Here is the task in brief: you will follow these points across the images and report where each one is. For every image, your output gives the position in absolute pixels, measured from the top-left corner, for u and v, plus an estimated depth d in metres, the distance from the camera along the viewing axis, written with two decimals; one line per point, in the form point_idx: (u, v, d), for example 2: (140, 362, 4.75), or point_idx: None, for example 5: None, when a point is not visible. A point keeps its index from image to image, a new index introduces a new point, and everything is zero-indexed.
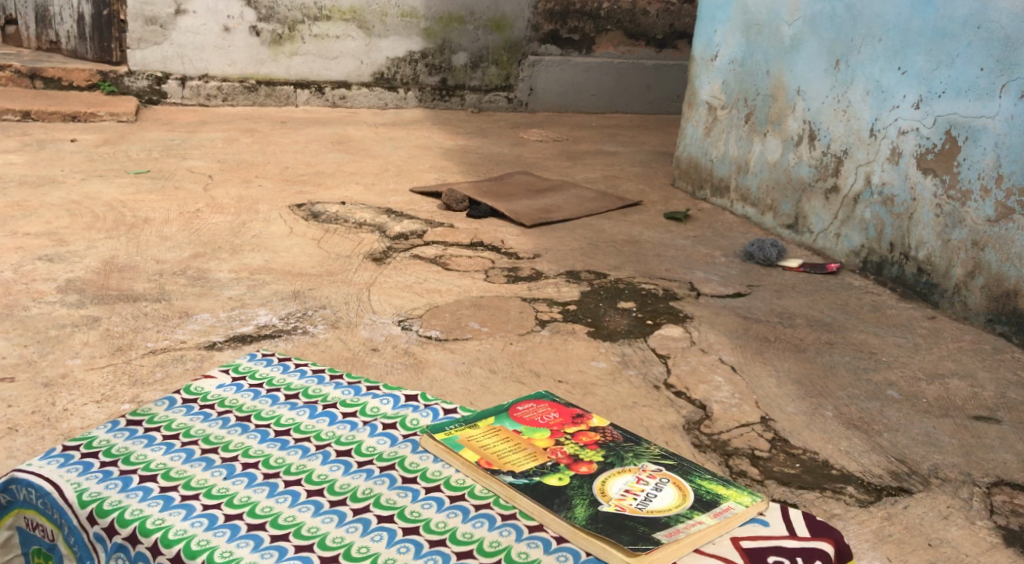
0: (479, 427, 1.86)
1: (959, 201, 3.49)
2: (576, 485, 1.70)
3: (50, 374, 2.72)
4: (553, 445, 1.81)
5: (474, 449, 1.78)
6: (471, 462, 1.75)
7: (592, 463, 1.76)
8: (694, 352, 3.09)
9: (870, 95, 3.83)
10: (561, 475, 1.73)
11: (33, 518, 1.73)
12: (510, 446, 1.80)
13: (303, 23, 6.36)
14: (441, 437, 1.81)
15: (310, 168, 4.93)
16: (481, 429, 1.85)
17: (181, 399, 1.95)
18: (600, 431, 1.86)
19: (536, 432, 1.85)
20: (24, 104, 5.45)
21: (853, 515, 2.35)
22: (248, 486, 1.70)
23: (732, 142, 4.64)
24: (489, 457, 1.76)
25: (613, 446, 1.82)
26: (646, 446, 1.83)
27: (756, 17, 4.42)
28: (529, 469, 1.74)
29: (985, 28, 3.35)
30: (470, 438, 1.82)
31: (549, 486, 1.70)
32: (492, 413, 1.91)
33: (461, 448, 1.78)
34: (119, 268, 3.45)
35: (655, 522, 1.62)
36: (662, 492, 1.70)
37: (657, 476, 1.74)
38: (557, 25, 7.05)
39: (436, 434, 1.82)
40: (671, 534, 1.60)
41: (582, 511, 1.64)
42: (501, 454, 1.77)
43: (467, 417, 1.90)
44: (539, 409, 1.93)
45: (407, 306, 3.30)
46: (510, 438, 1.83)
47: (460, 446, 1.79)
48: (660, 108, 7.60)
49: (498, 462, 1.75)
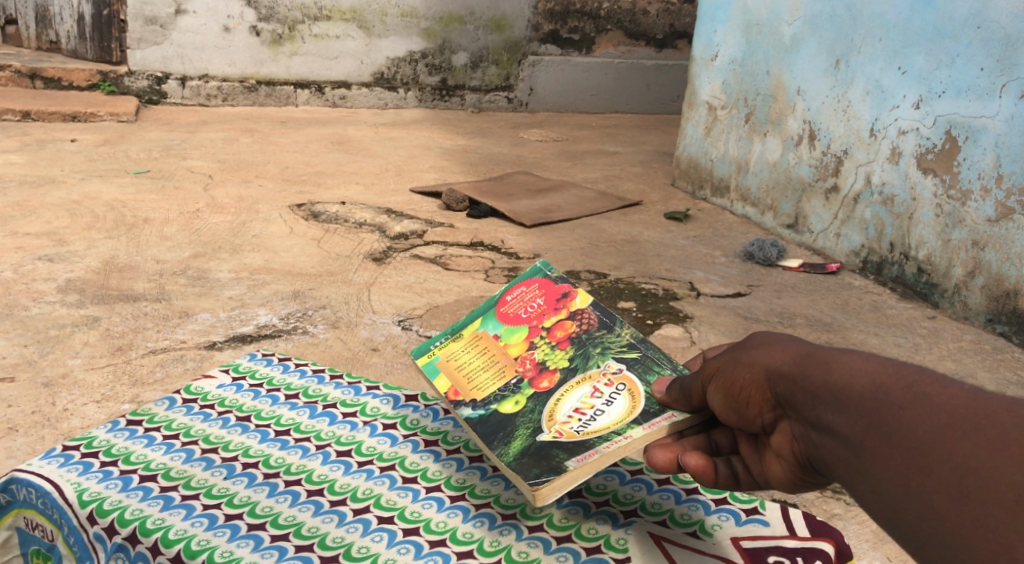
0: (462, 337, 1.74)
1: (960, 201, 3.49)
2: (529, 410, 1.60)
3: (50, 374, 2.72)
4: (525, 351, 1.70)
5: (447, 374, 1.68)
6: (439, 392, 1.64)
7: (554, 375, 1.65)
8: (694, 351, 3.09)
9: (870, 94, 3.82)
10: (517, 399, 1.62)
11: (33, 518, 1.72)
12: (483, 362, 1.69)
13: (303, 23, 6.36)
14: (422, 361, 1.71)
15: (310, 168, 4.93)
16: (462, 342, 1.73)
17: (181, 399, 1.95)
18: (580, 315, 1.74)
19: (513, 334, 1.73)
20: (23, 104, 5.43)
21: (854, 515, 2.35)
22: (248, 486, 1.69)
23: (732, 143, 4.65)
24: (458, 385, 1.66)
25: (586, 339, 1.70)
26: (618, 334, 1.71)
27: (756, 17, 4.41)
28: (493, 392, 1.64)
29: (985, 28, 3.34)
30: (446, 357, 1.71)
31: (502, 414, 1.60)
32: (477, 307, 1.78)
33: (433, 374, 1.68)
34: (119, 268, 3.45)
35: (580, 448, 1.51)
36: (612, 404, 1.59)
37: (614, 384, 1.62)
38: (557, 25, 7.05)
39: (418, 356, 1.72)
40: (582, 459, 1.47)
41: (518, 446, 1.53)
42: (469, 378, 1.67)
43: (451, 323, 1.78)
44: (526, 289, 1.78)
45: (407, 306, 3.30)
46: (486, 348, 1.71)
47: (433, 370, 1.69)
48: (660, 108, 7.62)
49: (464, 391, 1.65)
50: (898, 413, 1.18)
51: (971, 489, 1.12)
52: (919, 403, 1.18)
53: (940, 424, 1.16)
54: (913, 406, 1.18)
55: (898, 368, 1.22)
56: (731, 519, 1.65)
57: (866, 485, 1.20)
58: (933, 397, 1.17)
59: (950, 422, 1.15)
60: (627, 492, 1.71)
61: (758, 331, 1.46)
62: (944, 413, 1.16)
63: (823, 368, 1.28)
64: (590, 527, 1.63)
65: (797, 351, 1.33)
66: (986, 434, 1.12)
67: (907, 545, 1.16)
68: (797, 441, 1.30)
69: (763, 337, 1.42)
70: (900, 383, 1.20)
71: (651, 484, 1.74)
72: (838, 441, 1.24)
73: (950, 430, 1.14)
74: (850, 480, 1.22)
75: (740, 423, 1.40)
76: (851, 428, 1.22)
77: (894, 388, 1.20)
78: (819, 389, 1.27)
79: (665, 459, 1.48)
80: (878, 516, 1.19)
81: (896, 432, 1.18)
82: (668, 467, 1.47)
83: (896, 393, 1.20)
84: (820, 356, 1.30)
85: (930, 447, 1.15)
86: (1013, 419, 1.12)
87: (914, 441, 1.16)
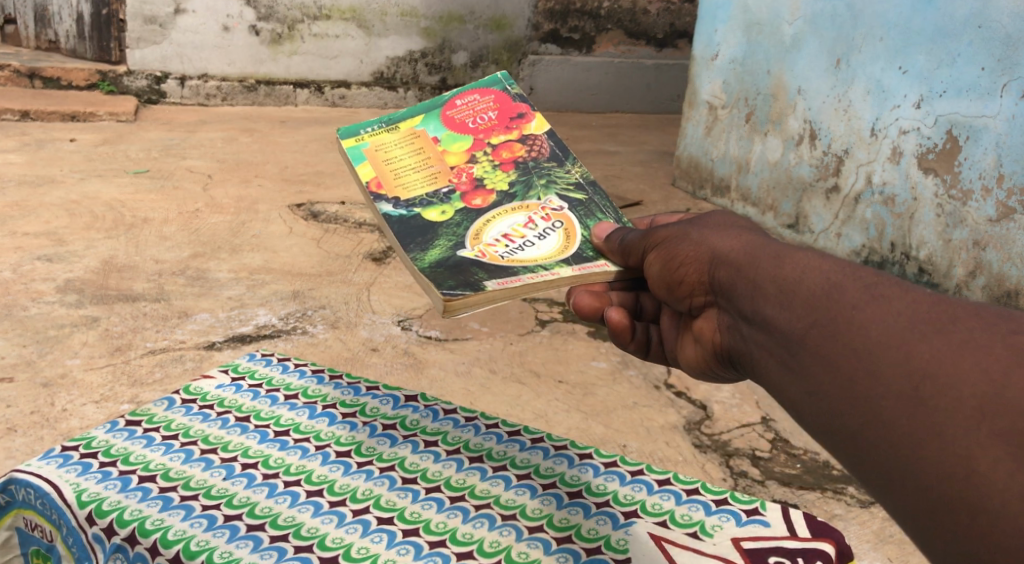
0: (402, 132, 1.86)
1: (960, 201, 3.49)
2: (454, 223, 1.72)
3: (50, 374, 2.71)
4: (464, 163, 1.83)
5: (374, 164, 1.79)
6: (365, 179, 1.76)
7: (488, 195, 1.78)
8: None
9: (870, 94, 3.82)
10: (444, 210, 1.74)
11: (33, 518, 1.71)
12: (417, 163, 1.82)
13: (303, 22, 6.35)
14: (350, 144, 1.81)
15: (310, 168, 4.92)
16: (401, 137, 1.85)
17: (180, 399, 1.94)
18: (532, 142, 1.88)
19: (456, 142, 1.86)
20: (22, 103, 5.42)
21: (854, 515, 2.35)
22: (248, 486, 1.69)
23: (732, 142, 4.65)
24: (384, 179, 1.78)
25: (531, 167, 1.84)
26: (568, 171, 1.86)
27: (756, 16, 4.41)
28: (419, 195, 1.76)
29: (985, 27, 3.33)
30: (379, 147, 1.82)
31: (425, 220, 1.72)
32: (425, 108, 1.90)
33: (360, 162, 1.78)
34: (118, 268, 3.44)
35: (504, 272, 1.62)
36: (544, 240, 1.73)
37: (549, 220, 1.77)
38: (557, 24, 7.05)
39: (348, 139, 1.82)
40: (504, 283, 1.58)
41: (434, 256, 1.64)
42: (397, 174, 1.79)
43: (394, 114, 1.89)
44: (478, 108, 1.92)
45: (407, 306, 3.29)
46: (425, 150, 1.84)
47: (363, 158, 1.79)
48: (660, 107, 7.61)
49: (389, 186, 1.77)
50: (851, 312, 1.22)
51: (926, 394, 1.13)
52: (874, 302, 1.22)
53: (892, 322, 1.19)
54: (867, 306, 1.22)
55: (854, 269, 1.27)
56: (732, 520, 1.64)
57: (807, 379, 1.25)
58: (889, 299, 1.21)
59: (909, 326, 1.17)
60: (627, 493, 1.71)
61: (716, 213, 1.59)
62: (903, 316, 1.19)
63: (782, 268, 1.34)
64: (591, 527, 1.63)
65: (759, 253, 1.40)
66: (948, 337, 1.14)
67: (847, 443, 1.20)
68: (724, 327, 1.45)
69: (718, 221, 1.55)
70: (856, 284, 1.25)
71: (651, 484, 1.73)
72: (776, 333, 1.31)
73: (908, 334, 1.17)
74: (791, 375, 1.28)
75: (670, 298, 1.58)
76: (794, 321, 1.28)
77: (848, 287, 1.25)
78: (766, 282, 1.35)
79: (589, 303, 1.76)
80: (823, 414, 1.23)
81: (847, 328, 1.22)
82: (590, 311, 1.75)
83: (851, 292, 1.24)
84: (772, 251, 1.38)
85: (878, 343, 1.19)
86: (977, 326, 1.14)
87: (864, 341, 1.20)
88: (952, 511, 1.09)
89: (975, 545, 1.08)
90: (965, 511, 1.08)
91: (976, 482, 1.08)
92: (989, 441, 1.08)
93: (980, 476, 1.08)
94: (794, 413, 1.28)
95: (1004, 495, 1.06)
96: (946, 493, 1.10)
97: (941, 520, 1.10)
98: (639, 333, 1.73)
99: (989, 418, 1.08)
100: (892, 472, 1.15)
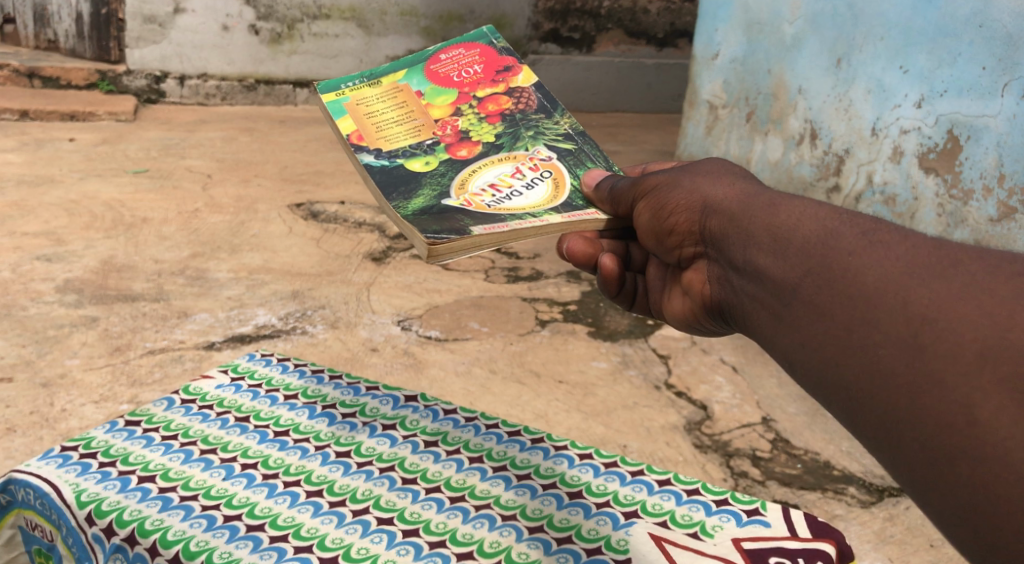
0: (386, 88, 1.88)
1: (961, 201, 3.49)
2: (438, 172, 1.75)
3: (49, 374, 2.71)
4: (449, 116, 1.87)
5: (355, 118, 1.81)
6: (347, 132, 1.78)
7: (472, 147, 1.82)
8: (695, 352, 3.08)
9: (871, 94, 3.81)
10: (427, 161, 1.77)
11: (33, 518, 1.70)
12: (400, 117, 1.85)
13: (302, 21, 6.35)
14: (330, 98, 1.82)
15: (309, 168, 4.90)
16: (384, 93, 1.87)
17: (180, 399, 1.94)
18: (519, 95, 1.93)
19: (441, 96, 1.90)
20: (21, 102, 5.41)
21: (855, 515, 2.34)
22: (248, 487, 1.68)
23: (733, 142, 4.66)
24: (366, 132, 1.80)
25: (518, 119, 1.88)
26: (556, 123, 1.90)
27: (757, 16, 4.40)
28: (403, 147, 1.79)
29: (987, 27, 3.31)
30: (360, 101, 1.84)
31: (409, 170, 1.75)
32: (407, 64, 1.93)
33: (341, 115, 1.80)
34: (117, 268, 3.44)
35: (491, 219, 1.63)
36: (532, 190, 1.77)
37: (536, 171, 1.81)
38: (557, 24, 7.06)
39: (328, 92, 1.83)
40: (489, 229, 1.59)
41: (418, 204, 1.66)
42: (379, 128, 1.82)
43: (376, 69, 1.91)
44: (462, 63, 1.96)
45: (407, 306, 3.29)
46: (410, 104, 1.87)
47: (343, 112, 1.81)
48: (661, 107, 7.60)
49: (372, 139, 1.79)
50: (847, 259, 1.25)
51: (926, 341, 1.16)
52: (871, 249, 1.25)
53: (888, 269, 1.22)
54: (864, 252, 1.25)
55: (851, 217, 1.31)
56: (732, 520, 1.63)
57: (802, 329, 1.28)
58: (887, 245, 1.24)
59: (908, 273, 1.20)
60: (627, 493, 1.70)
61: (708, 160, 1.61)
62: (901, 262, 1.22)
63: (777, 216, 1.37)
64: (591, 527, 1.62)
65: (752, 201, 1.43)
66: (948, 282, 1.17)
67: (843, 394, 1.23)
68: (715, 279, 1.48)
69: (711, 168, 1.57)
70: (853, 231, 1.28)
71: (651, 484, 1.72)
72: (770, 283, 1.34)
73: (906, 280, 1.20)
74: (785, 326, 1.31)
75: (660, 249, 1.63)
76: (789, 270, 1.32)
77: (845, 235, 1.28)
78: (760, 231, 1.38)
79: (582, 249, 1.78)
80: (818, 362, 1.26)
81: (843, 273, 1.25)
82: (581, 255, 1.78)
83: (846, 239, 1.27)
84: (766, 200, 1.41)
85: (875, 289, 1.22)
86: (979, 269, 1.16)
87: (861, 289, 1.23)
88: (952, 462, 1.12)
89: (972, 495, 1.11)
90: (964, 460, 1.11)
91: (978, 431, 1.10)
92: (991, 388, 1.10)
93: (981, 424, 1.10)
94: (789, 364, 1.31)
95: (1006, 443, 1.08)
96: (946, 444, 1.12)
97: (939, 466, 1.13)
98: (626, 284, 1.82)
99: (990, 364, 1.11)
100: (891, 423, 1.17)
